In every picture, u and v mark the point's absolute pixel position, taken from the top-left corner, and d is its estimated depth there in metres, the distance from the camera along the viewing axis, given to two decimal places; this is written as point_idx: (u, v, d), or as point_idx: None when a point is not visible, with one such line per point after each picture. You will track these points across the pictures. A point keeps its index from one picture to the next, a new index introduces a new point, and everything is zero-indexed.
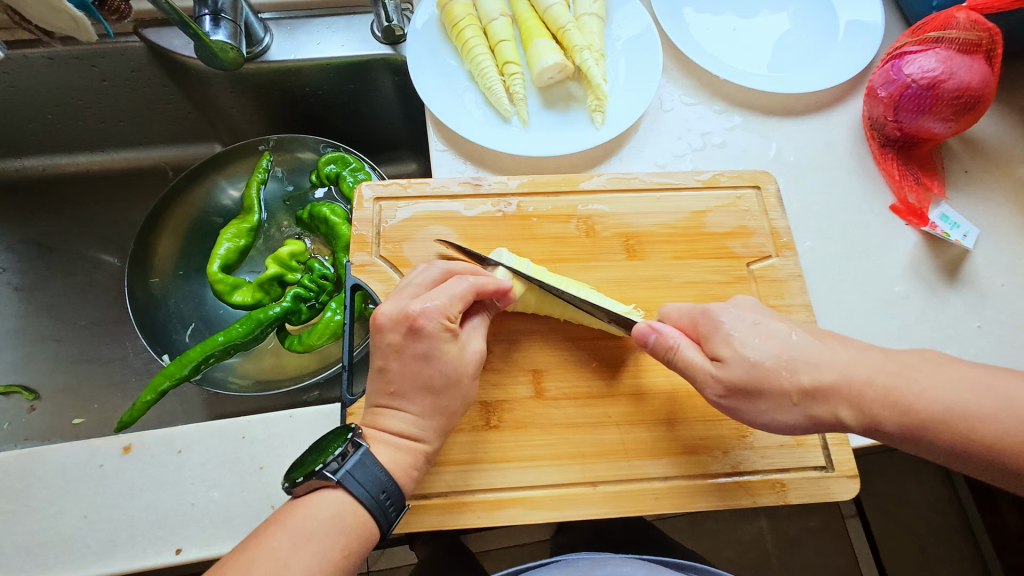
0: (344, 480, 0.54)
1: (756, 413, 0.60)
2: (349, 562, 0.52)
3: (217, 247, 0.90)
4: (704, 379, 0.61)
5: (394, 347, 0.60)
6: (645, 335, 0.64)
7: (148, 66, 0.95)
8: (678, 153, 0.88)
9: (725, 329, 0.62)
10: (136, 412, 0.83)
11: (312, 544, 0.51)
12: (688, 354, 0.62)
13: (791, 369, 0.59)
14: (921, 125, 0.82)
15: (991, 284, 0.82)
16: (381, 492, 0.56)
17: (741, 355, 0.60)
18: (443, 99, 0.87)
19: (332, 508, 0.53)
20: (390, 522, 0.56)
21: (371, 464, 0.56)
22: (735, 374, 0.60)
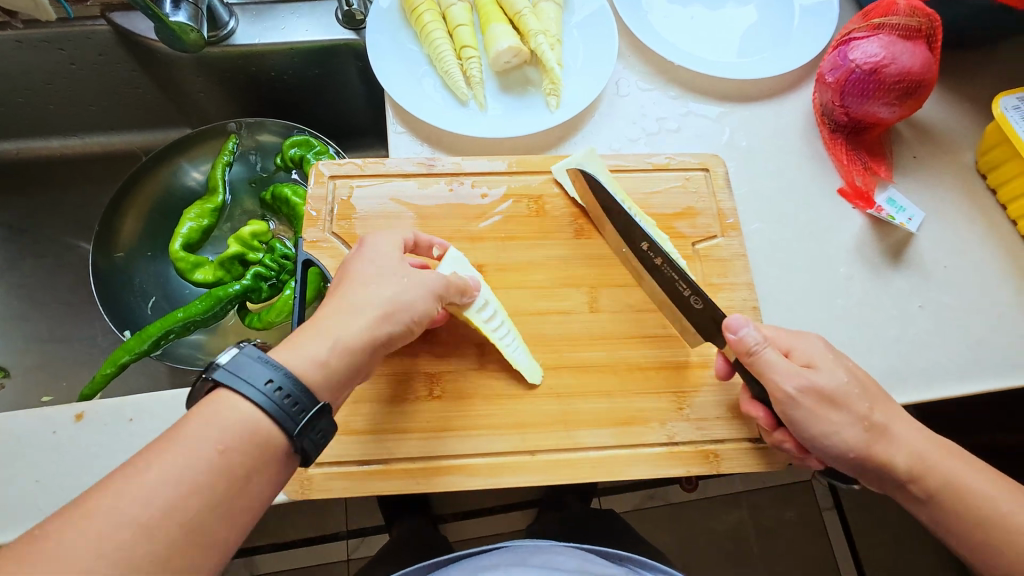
0: (225, 381, 0.48)
1: (818, 420, 0.61)
2: (236, 463, 0.46)
3: (180, 226, 0.93)
4: (790, 373, 0.62)
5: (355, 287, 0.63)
6: (740, 326, 0.64)
7: (116, 50, 0.97)
8: (633, 137, 0.90)
9: (829, 351, 0.65)
10: (97, 385, 0.85)
11: (186, 453, 0.44)
12: (776, 351, 0.63)
13: (858, 394, 0.62)
14: (867, 109, 0.83)
15: (934, 266, 0.83)
16: (270, 386, 0.48)
17: (851, 374, 0.63)
18: (400, 83, 0.88)
19: (213, 411, 0.47)
20: (296, 424, 0.48)
21: (250, 359, 0.49)
22: (828, 382, 0.61)
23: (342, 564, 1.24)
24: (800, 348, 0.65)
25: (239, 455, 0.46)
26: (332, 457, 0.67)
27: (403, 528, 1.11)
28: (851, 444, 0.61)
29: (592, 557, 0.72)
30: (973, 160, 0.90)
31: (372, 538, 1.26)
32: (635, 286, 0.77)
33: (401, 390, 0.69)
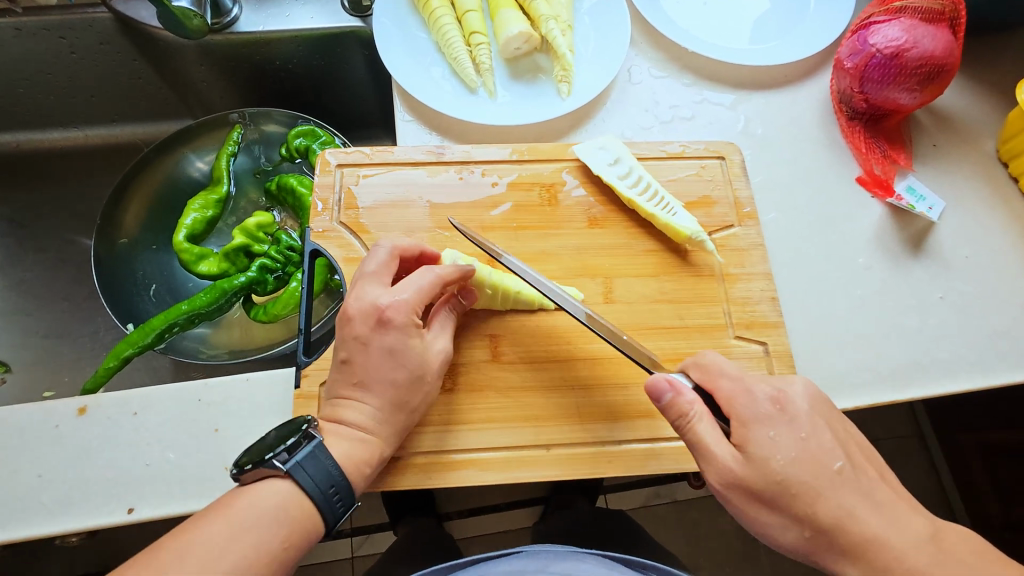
0: (294, 472, 0.54)
1: (748, 512, 0.55)
2: (289, 554, 0.52)
3: (184, 218, 0.91)
4: (716, 465, 0.56)
5: (360, 338, 0.61)
6: (663, 395, 0.57)
7: (118, 38, 0.95)
8: (645, 125, 0.88)
9: (772, 424, 0.56)
10: (100, 378, 0.84)
11: (246, 536, 0.50)
12: (703, 432, 0.56)
13: (795, 495, 0.53)
14: (887, 96, 0.81)
15: (956, 256, 0.81)
16: (330, 487, 0.55)
17: (792, 462, 0.54)
18: (408, 70, 0.86)
19: (280, 500, 0.53)
20: (337, 520, 0.56)
21: (323, 457, 0.56)
22: (756, 479, 0.54)
23: (347, 562, 1.23)
24: (737, 420, 0.57)
25: (293, 548, 0.52)
26: None
27: (411, 528, 1.09)
28: (790, 544, 0.55)
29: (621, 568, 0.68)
30: (994, 148, 0.88)
31: (376, 536, 1.24)
32: (650, 276, 0.75)
33: None
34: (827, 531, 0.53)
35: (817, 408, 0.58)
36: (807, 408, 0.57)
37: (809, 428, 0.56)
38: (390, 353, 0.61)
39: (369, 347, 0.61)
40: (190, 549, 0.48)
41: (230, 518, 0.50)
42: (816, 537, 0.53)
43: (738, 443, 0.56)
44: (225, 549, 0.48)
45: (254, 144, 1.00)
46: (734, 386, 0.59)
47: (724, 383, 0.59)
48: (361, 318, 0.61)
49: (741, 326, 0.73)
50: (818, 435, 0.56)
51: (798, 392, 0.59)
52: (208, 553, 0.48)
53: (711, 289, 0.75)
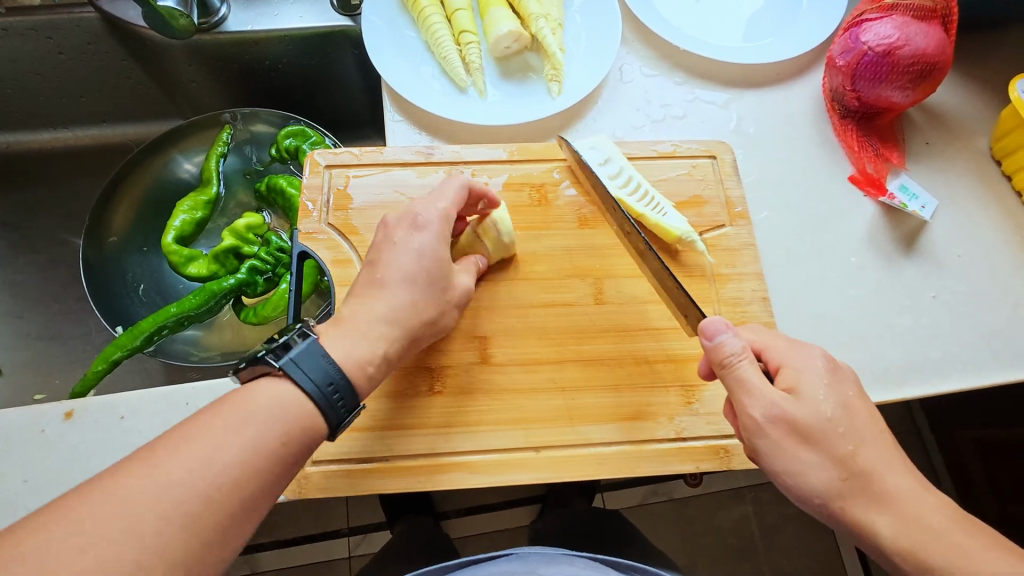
0: (289, 370, 0.53)
1: (784, 454, 0.54)
2: (287, 453, 0.50)
3: (173, 219, 0.90)
4: (762, 399, 0.55)
5: (390, 238, 0.64)
6: (717, 332, 0.58)
7: (105, 38, 0.94)
8: (637, 124, 0.87)
9: (819, 373, 0.57)
10: (88, 382, 0.83)
11: (247, 430, 0.49)
12: (751, 369, 0.57)
13: (841, 435, 0.54)
14: (879, 93, 0.81)
15: (948, 255, 0.81)
16: (328, 384, 0.54)
17: (840, 409, 0.55)
18: (398, 69, 0.86)
19: (279, 397, 0.51)
20: (341, 421, 0.54)
21: (317, 355, 0.54)
22: (805, 416, 0.54)
23: (344, 561, 1.22)
24: (789, 368, 0.58)
25: (292, 445, 0.51)
26: (330, 456, 0.65)
27: (405, 528, 1.09)
28: (822, 488, 0.53)
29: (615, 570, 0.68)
30: (988, 146, 0.87)
31: (374, 535, 1.24)
32: (640, 277, 0.74)
33: (400, 386, 0.67)
34: (866, 477, 0.53)
35: (863, 383, 0.59)
36: (850, 371, 0.59)
37: (857, 391, 0.57)
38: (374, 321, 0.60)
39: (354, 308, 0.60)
40: (194, 438, 0.46)
41: (233, 412, 0.49)
42: (851, 478, 0.53)
43: (786, 386, 0.57)
44: (224, 444, 0.47)
45: (244, 145, 0.99)
46: (787, 345, 0.60)
47: (777, 342, 0.61)
48: (397, 218, 0.65)
49: (732, 326, 0.73)
50: (866, 399, 0.57)
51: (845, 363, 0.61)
52: (207, 446, 0.46)
53: (702, 290, 0.74)
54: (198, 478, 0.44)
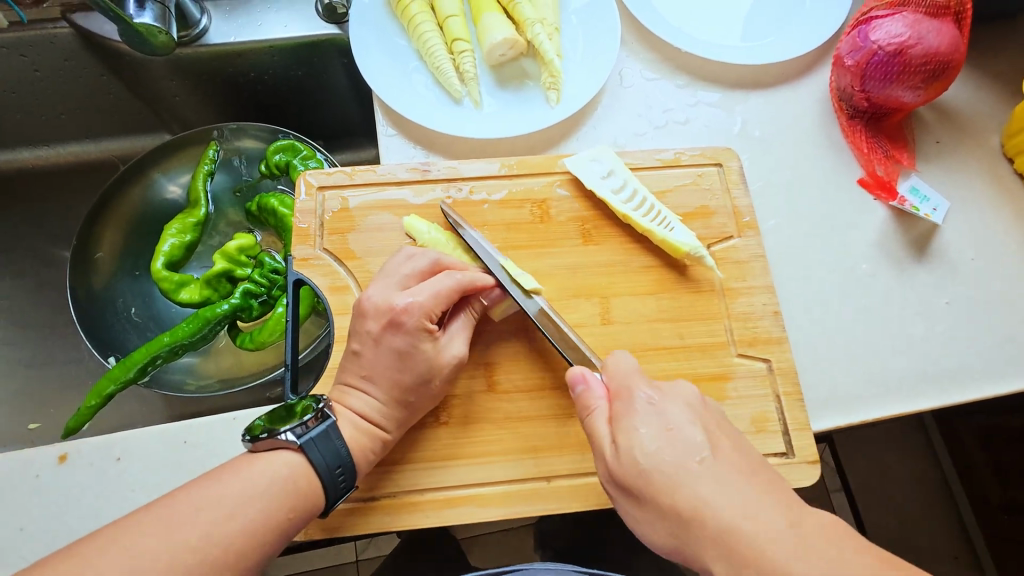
0: (306, 447, 0.55)
1: (630, 512, 0.51)
2: (292, 524, 0.53)
3: (161, 244, 0.88)
4: (598, 459, 0.52)
5: (371, 336, 0.61)
6: (576, 383, 0.56)
7: (82, 54, 0.90)
8: (639, 131, 0.84)
9: (643, 415, 0.51)
10: (82, 417, 0.81)
11: (257, 501, 0.51)
12: (596, 424, 0.53)
13: (656, 488, 0.47)
14: (889, 93, 0.78)
15: (962, 259, 0.79)
16: (337, 467, 0.56)
17: (655, 451, 0.48)
18: (390, 81, 0.82)
19: (291, 470, 0.54)
20: (337, 499, 0.57)
21: (335, 437, 0.57)
22: (622, 469, 0.49)
23: (353, 565, 1.22)
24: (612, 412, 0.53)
25: (298, 517, 0.53)
26: None
27: None
28: (664, 548, 0.48)
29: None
30: (999, 143, 0.85)
31: (380, 540, 1.23)
32: (648, 294, 0.72)
33: None
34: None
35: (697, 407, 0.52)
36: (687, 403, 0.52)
37: (682, 420, 0.50)
38: (398, 355, 0.60)
39: (380, 347, 0.61)
40: (208, 506, 0.49)
41: (247, 479, 0.52)
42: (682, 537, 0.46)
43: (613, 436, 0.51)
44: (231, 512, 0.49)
45: (233, 160, 0.96)
46: (623, 379, 0.54)
47: (614, 378, 0.55)
48: (375, 314, 0.61)
49: (744, 343, 0.71)
50: (692, 429, 0.50)
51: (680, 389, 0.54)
52: (220, 512, 0.49)
53: (711, 306, 0.72)
54: (215, 548, 0.47)
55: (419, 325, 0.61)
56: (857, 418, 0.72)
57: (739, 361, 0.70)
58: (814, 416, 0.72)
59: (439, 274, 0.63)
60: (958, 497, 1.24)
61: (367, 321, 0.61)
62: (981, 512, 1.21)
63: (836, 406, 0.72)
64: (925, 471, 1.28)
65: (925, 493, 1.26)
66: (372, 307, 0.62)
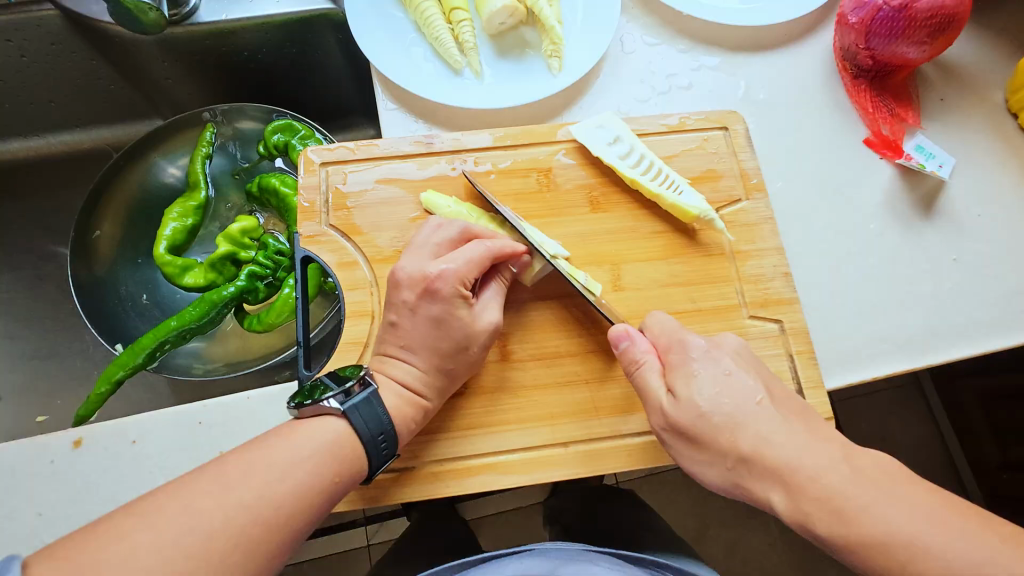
0: (350, 413, 0.56)
1: (682, 456, 0.56)
2: (338, 488, 0.53)
3: (163, 228, 0.86)
4: (653, 408, 0.58)
5: (408, 305, 0.61)
6: (619, 341, 0.61)
7: (70, 38, 0.88)
8: (642, 97, 0.83)
9: (699, 363, 0.56)
10: (92, 405, 0.81)
11: (304, 465, 0.51)
12: (648, 378, 0.58)
13: (717, 427, 0.53)
14: (895, 50, 0.77)
15: (967, 215, 0.79)
16: (380, 433, 0.56)
17: (717, 394, 0.54)
18: (388, 54, 0.81)
19: (334, 435, 0.54)
20: (381, 466, 0.57)
21: (377, 404, 0.57)
22: (681, 415, 0.55)
23: (364, 550, 1.23)
24: (670, 367, 0.58)
25: (344, 483, 0.53)
26: None
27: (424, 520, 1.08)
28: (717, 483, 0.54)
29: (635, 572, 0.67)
30: (1003, 99, 0.85)
31: (392, 523, 1.24)
32: (658, 259, 0.72)
33: None
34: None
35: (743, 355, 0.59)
36: (733, 352, 0.58)
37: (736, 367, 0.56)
38: (435, 323, 0.61)
39: (417, 316, 0.61)
40: (256, 470, 0.48)
41: (292, 447, 0.52)
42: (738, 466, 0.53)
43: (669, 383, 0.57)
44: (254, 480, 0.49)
45: (230, 143, 0.94)
46: (670, 337, 0.60)
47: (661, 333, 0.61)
48: (410, 282, 0.61)
49: (755, 305, 0.71)
50: (741, 371, 0.56)
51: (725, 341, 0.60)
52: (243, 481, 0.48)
53: (722, 269, 0.72)
54: None
55: (455, 290, 0.61)
56: (867, 376, 0.73)
57: (751, 322, 0.70)
58: (826, 373, 0.73)
59: (470, 243, 0.64)
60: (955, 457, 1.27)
61: (403, 291, 0.62)
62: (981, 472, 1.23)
63: (848, 365, 0.73)
64: (919, 430, 1.30)
65: (927, 456, 1.28)
66: (405, 275, 0.62)
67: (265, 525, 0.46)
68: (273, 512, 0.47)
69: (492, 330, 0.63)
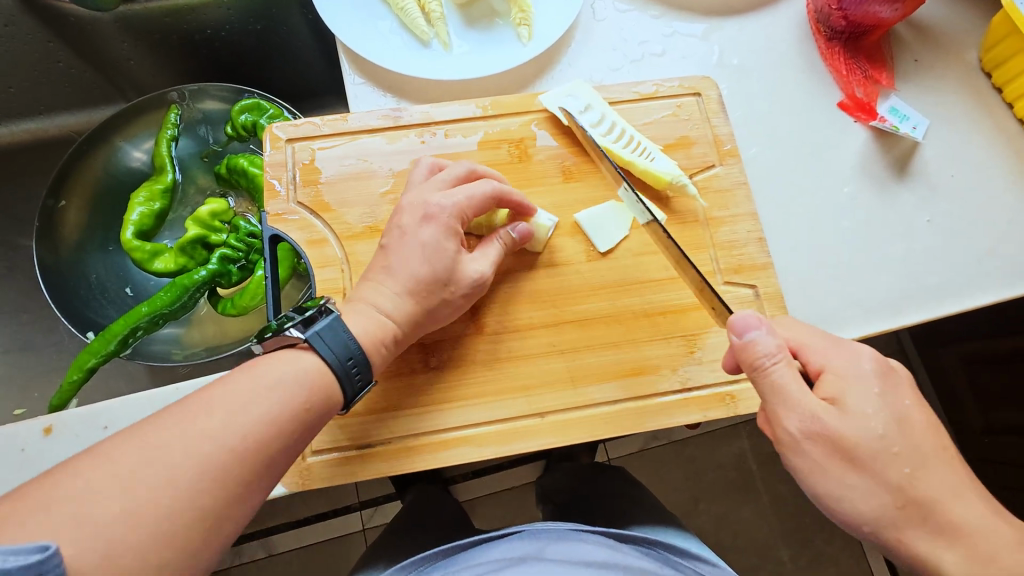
0: (313, 341, 0.54)
1: (828, 476, 0.50)
2: (310, 417, 0.51)
3: (129, 213, 0.85)
4: (799, 410, 0.51)
5: (402, 231, 0.61)
6: (749, 329, 0.54)
7: (22, 19, 0.85)
8: (615, 66, 0.82)
9: (872, 382, 0.52)
10: (66, 393, 0.80)
11: (270, 395, 0.49)
12: (787, 379, 0.52)
13: (895, 455, 0.49)
14: (866, 10, 0.77)
15: (942, 175, 0.79)
16: (349, 360, 0.55)
17: (889, 423, 0.50)
18: (353, 26, 0.79)
19: (299, 367, 0.52)
20: (356, 394, 0.56)
21: (341, 331, 0.55)
22: (851, 434, 0.50)
23: (360, 534, 1.23)
24: (830, 374, 0.53)
25: (315, 411, 0.52)
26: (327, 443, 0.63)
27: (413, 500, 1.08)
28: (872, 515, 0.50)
29: (624, 547, 0.66)
30: (977, 58, 0.84)
31: (385, 506, 1.24)
32: (633, 228, 0.71)
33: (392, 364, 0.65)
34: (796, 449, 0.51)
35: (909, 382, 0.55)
36: (902, 377, 0.54)
37: (906, 396, 0.52)
38: (424, 248, 0.60)
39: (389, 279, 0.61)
40: (216, 399, 0.47)
41: None
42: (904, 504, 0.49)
43: (828, 395, 0.52)
44: None
45: (197, 125, 0.93)
46: (827, 345, 0.55)
47: (814, 343, 0.56)
48: (410, 211, 0.62)
49: (729, 270, 0.71)
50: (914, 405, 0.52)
51: (884, 364, 0.56)
52: None
53: (696, 236, 0.72)
54: None
55: (451, 222, 0.61)
56: (842, 338, 0.73)
57: (725, 288, 0.70)
58: None
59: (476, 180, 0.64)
60: (940, 422, 1.29)
61: (400, 215, 0.62)
62: (963, 433, 1.25)
63: (824, 329, 0.73)
64: None
65: None
66: (406, 205, 0.63)
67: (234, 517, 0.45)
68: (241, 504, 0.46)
69: (479, 279, 0.63)
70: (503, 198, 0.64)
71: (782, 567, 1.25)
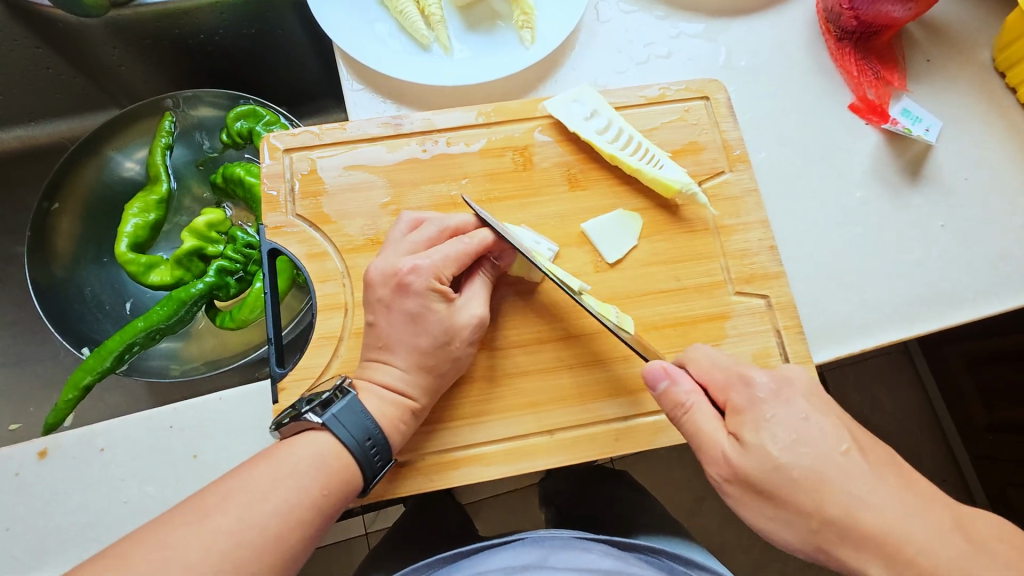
0: (331, 425, 0.53)
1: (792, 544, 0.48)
2: (330, 502, 0.50)
3: (124, 225, 0.83)
4: (711, 457, 0.51)
5: (383, 302, 0.59)
6: (657, 379, 0.56)
7: (10, 25, 0.83)
8: (620, 69, 0.80)
9: (769, 404, 0.50)
10: (62, 412, 0.78)
11: (289, 482, 0.48)
12: (701, 423, 0.52)
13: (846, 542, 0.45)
14: (878, 10, 0.75)
15: (955, 179, 0.77)
16: (367, 439, 0.53)
17: (793, 445, 0.48)
18: (352, 31, 0.77)
19: (317, 449, 0.51)
20: (376, 475, 0.54)
21: (359, 411, 0.54)
22: (752, 469, 0.48)
23: (361, 539, 1.22)
24: (731, 407, 0.52)
25: (334, 495, 0.51)
26: None
27: None
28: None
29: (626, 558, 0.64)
30: (989, 57, 0.82)
31: (387, 512, 1.22)
32: (641, 237, 0.70)
33: None
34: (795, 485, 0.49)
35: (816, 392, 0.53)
36: (803, 389, 0.52)
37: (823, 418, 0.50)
38: (408, 317, 0.58)
39: (385, 302, 0.59)
40: (229, 490, 0.46)
41: (288, 465, 0.49)
42: None
43: (733, 429, 0.51)
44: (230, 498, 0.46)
45: (192, 132, 0.90)
46: (728, 373, 0.54)
47: (717, 373, 0.55)
48: (382, 279, 0.60)
49: (742, 280, 0.69)
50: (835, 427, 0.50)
51: (796, 376, 0.54)
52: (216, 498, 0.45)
53: (707, 245, 0.70)
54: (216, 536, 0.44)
55: (428, 287, 0.59)
56: (856, 348, 0.71)
57: (738, 298, 0.69)
58: (816, 346, 0.71)
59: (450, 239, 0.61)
60: (945, 423, 1.28)
61: (376, 289, 0.59)
62: (967, 432, 1.24)
63: (838, 339, 0.72)
64: (910, 398, 1.30)
65: (915, 420, 1.29)
66: (377, 274, 0.60)
67: (235, 549, 0.43)
68: (245, 537, 0.44)
69: (477, 323, 0.60)
70: (478, 252, 0.61)
71: (786, 567, 1.24)
